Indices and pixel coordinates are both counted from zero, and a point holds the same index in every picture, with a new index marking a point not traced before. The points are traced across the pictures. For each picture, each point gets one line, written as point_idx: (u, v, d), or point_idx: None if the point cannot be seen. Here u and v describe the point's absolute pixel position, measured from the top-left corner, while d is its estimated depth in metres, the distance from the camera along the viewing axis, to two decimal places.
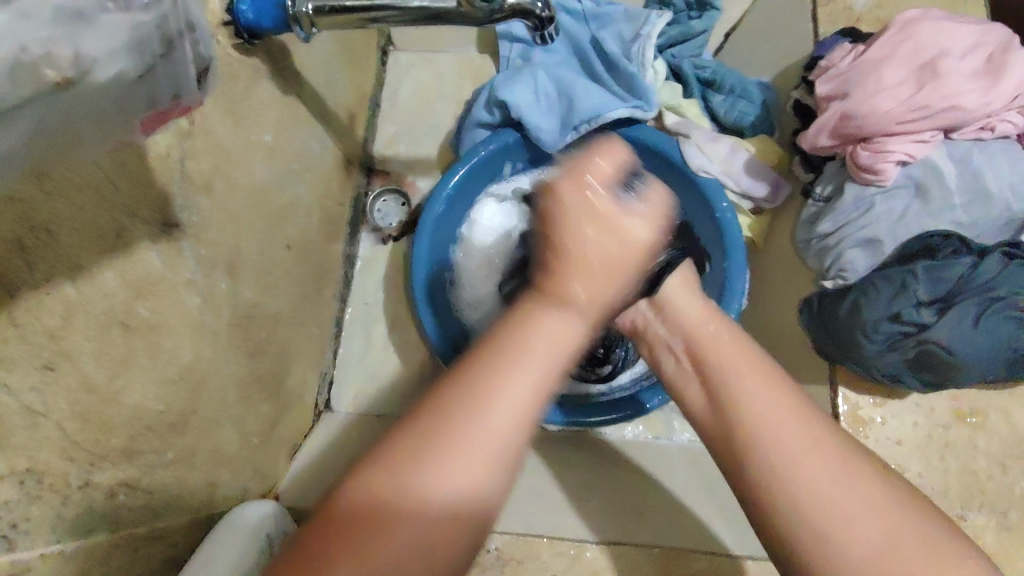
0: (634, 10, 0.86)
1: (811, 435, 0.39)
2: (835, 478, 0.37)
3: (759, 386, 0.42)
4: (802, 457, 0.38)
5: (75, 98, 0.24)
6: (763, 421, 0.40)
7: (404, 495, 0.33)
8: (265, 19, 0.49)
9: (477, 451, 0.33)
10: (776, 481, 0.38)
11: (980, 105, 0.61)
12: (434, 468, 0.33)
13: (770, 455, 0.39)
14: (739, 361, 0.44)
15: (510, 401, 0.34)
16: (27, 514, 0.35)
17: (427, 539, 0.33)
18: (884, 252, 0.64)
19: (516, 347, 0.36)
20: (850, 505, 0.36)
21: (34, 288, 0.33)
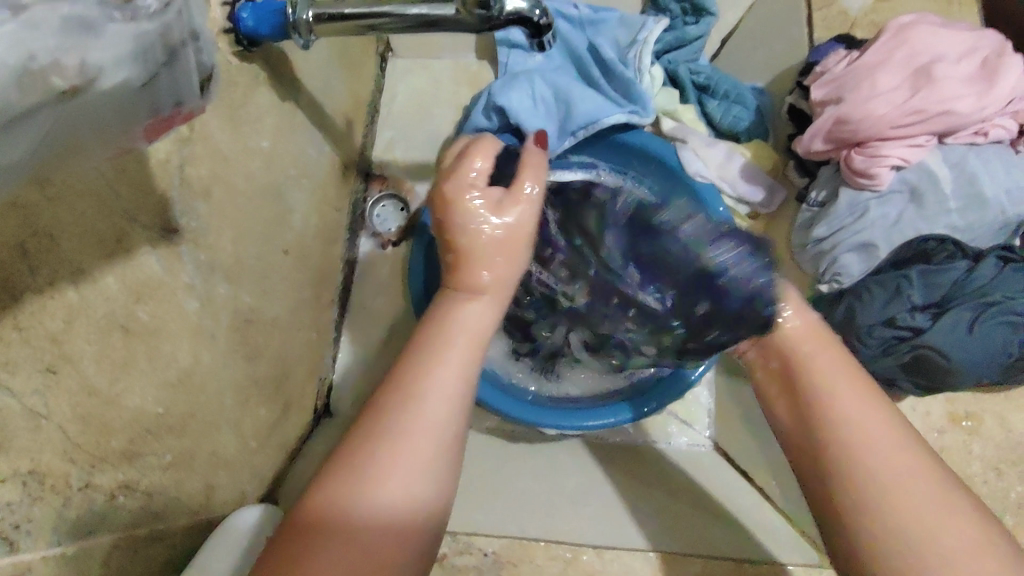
0: (630, 18, 0.87)
1: (895, 444, 0.42)
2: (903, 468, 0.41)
3: (846, 393, 0.46)
4: (889, 463, 0.42)
5: (80, 105, 0.24)
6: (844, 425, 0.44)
7: (355, 510, 0.37)
8: (264, 26, 0.50)
9: (412, 455, 0.39)
10: (858, 482, 0.42)
11: (974, 110, 0.62)
12: (375, 477, 0.38)
13: (858, 467, 0.42)
14: (837, 370, 0.49)
15: (433, 412, 0.40)
16: (29, 515, 0.35)
17: (380, 543, 0.37)
18: (879, 257, 0.65)
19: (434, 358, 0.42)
20: (935, 509, 0.39)
21: (37, 292, 0.34)
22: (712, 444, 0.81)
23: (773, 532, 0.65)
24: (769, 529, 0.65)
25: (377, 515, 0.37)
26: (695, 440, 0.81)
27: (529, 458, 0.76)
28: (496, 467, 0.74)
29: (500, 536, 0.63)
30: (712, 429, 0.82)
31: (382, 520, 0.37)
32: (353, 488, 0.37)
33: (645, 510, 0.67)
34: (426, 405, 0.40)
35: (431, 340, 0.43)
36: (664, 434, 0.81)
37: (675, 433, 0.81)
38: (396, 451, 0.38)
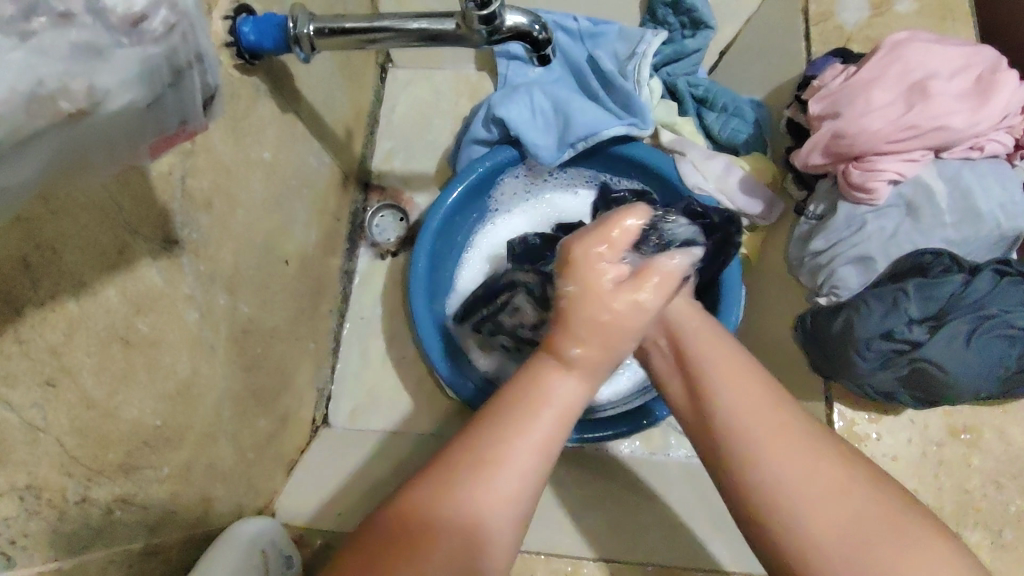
0: (629, 31, 0.88)
1: (796, 437, 0.41)
2: (809, 461, 0.40)
3: (738, 386, 0.44)
4: (800, 473, 0.40)
5: (85, 128, 0.24)
6: (738, 423, 0.42)
7: (455, 510, 0.39)
8: (267, 40, 0.50)
9: (505, 478, 0.40)
10: (761, 478, 0.40)
11: (968, 125, 0.63)
12: (470, 487, 0.39)
13: (750, 472, 0.41)
14: (721, 358, 0.46)
15: (529, 441, 0.41)
16: (26, 530, 0.35)
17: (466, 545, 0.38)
18: (877, 270, 0.65)
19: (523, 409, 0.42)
20: (812, 484, 0.39)
21: (39, 305, 0.34)
22: None
23: None
24: None
25: (467, 524, 0.39)
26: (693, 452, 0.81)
27: None
28: None
29: None
30: None
31: (467, 529, 0.39)
32: (456, 499, 0.39)
33: (642, 522, 0.66)
34: (517, 436, 0.41)
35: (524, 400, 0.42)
36: (663, 446, 0.81)
37: (674, 445, 0.81)
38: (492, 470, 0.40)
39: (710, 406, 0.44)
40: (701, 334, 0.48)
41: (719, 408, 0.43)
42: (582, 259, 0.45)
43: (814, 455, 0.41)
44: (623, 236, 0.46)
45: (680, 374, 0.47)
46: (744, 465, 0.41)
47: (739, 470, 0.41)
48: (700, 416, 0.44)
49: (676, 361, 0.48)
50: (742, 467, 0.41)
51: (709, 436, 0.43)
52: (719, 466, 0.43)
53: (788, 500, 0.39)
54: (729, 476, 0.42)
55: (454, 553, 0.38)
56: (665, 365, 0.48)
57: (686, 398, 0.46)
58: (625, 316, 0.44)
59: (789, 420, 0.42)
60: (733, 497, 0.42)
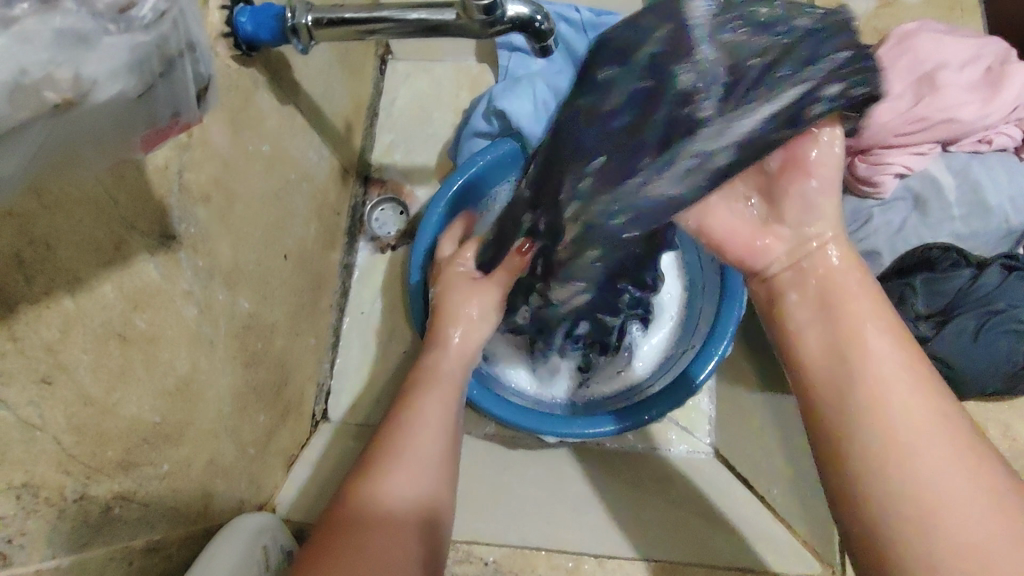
0: (632, 22, 0.87)
1: (926, 396, 0.38)
2: (939, 443, 0.36)
3: (880, 338, 0.41)
4: (922, 440, 0.37)
5: (73, 119, 0.24)
6: (879, 394, 0.39)
7: (380, 500, 0.44)
8: (264, 31, 0.49)
9: (413, 468, 0.46)
10: (880, 443, 0.37)
11: (978, 117, 0.62)
12: (392, 476, 0.45)
13: (874, 426, 0.38)
14: (864, 301, 0.43)
15: (432, 427, 0.49)
16: (23, 529, 0.34)
17: (407, 519, 0.44)
18: (883, 264, 0.64)
19: (418, 409, 0.50)
20: (938, 462, 0.36)
21: (33, 301, 0.33)
22: (713, 452, 0.80)
23: (775, 541, 0.64)
24: (772, 537, 0.65)
25: (394, 507, 0.44)
26: (696, 446, 0.81)
27: (530, 465, 0.75)
28: (494, 472, 0.73)
29: (501, 546, 0.63)
30: (713, 436, 0.81)
31: (405, 507, 0.44)
32: (379, 486, 0.44)
33: (646, 517, 0.67)
34: (419, 424, 0.49)
35: (416, 390, 0.53)
36: (665, 440, 0.80)
37: (675, 440, 0.81)
38: (403, 459, 0.46)
39: (854, 371, 0.40)
40: (866, 300, 0.43)
41: (863, 370, 0.40)
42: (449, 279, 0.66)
43: (946, 432, 0.37)
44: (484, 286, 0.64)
45: (816, 316, 0.44)
46: (862, 410, 0.39)
47: (878, 429, 0.38)
48: (832, 355, 0.42)
49: (817, 305, 0.44)
50: (868, 424, 0.38)
51: (812, 393, 0.42)
52: (832, 419, 0.40)
53: (924, 507, 0.35)
54: (839, 432, 0.39)
55: (395, 534, 0.42)
56: (803, 315, 0.44)
57: (820, 346, 0.42)
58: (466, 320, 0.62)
59: (933, 400, 0.38)
60: (832, 470, 0.39)
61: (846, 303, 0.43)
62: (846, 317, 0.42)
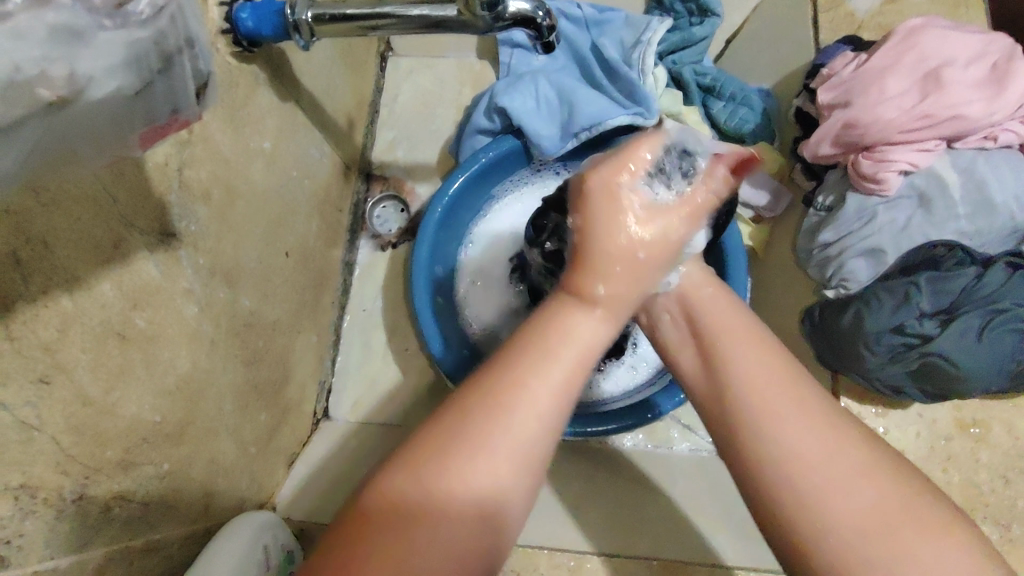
0: (635, 18, 0.86)
1: (802, 388, 0.39)
2: (818, 441, 0.37)
3: (746, 348, 0.42)
4: (799, 443, 0.37)
5: (69, 117, 0.23)
6: (758, 412, 0.38)
7: (447, 489, 0.34)
8: (266, 27, 0.49)
9: (501, 449, 0.35)
10: (776, 454, 0.37)
11: (984, 115, 0.61)
12: (472, 462, 0.34)
13: (755, 437, 0.38)
14: (731, 322, 0.44)
15: (539, 401, 0.36)
16: (21, 530, 0.34)
17: (478, 522, 0.34)
18: (887, 262, 0.63)
19: (514, 375, 0.36)
20: (814, 462, 0.36)
21: (30, 300, 0.33)
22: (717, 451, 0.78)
23: None
24: None
25: (457, 501, 0.34)
26: (698, 445, 0.79)
27: None
28: None
29: None
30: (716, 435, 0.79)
31: (473, 499, 0.34)
32: (461, 480, 0.34)
33: (648, 514, 0.66)
34: (523, 396, 0.36)
35: (526, 347, 0.38)
36: (665, 439, 0.79)
37: (676, 439, 0.79)
38: (491, 435, 0.35)
39: (730, 391, 0.40)
40: (738, 331, 0.43)
41: (740, 383, 0.40)
42: (598, 190, 0.43)
43: (827, 429, 0.37)
44: (641, 166, 0.44)
45: (692, 343, 0.45)
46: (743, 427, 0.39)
47: (767, 440, 0.38)
48: (713, 389, 0.42)
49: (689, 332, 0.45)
50: (756, 441, 0.38)
51: (721, 407, 0.41)
52: (732, 435, 0.39)
53: (814, 513, 0.35)
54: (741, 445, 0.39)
55: (469, 526, 0.34)
56: (678, 338, 0.46)
57: (701, 373, 0.43)
58: (648, 241, 0.42)
59: (800, 391, 0.39)
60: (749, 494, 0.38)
61: (724, 333, 0.43)
62: (723, 343, 0.42)
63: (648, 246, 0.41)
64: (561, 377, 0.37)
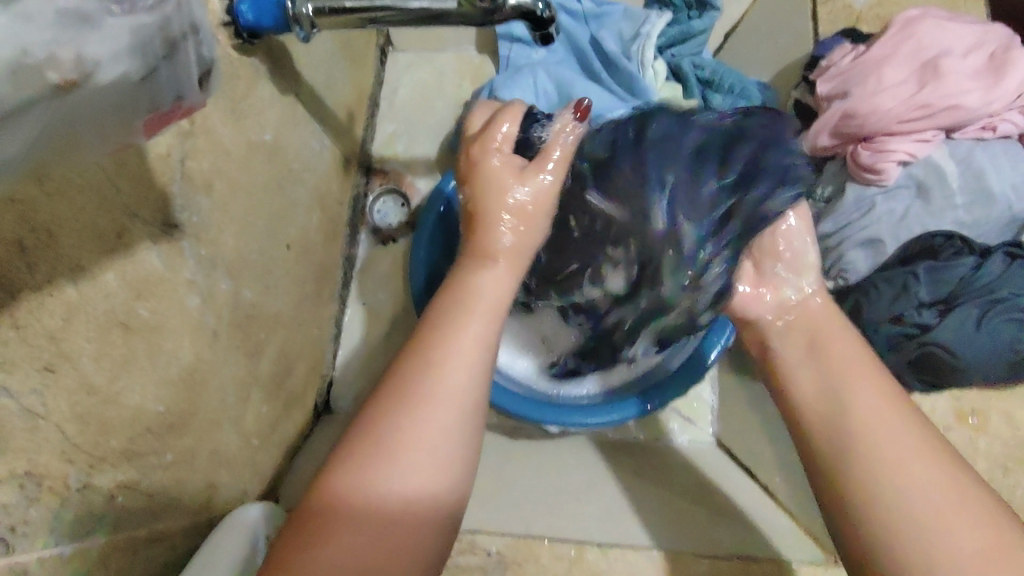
0: (634, 11, 0.86)
1: (932, 458, 0.42)
2: (926, 477, 0.41)
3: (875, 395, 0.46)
4: (917, 479, 0.41)
5: (77, 102, 0.24)
6: (866, 435, 0.44)
7: (375, 493, 0.37)
8: (265, 18, 0.49)
9: (423, 451, 0.39)
10: (885, 494, 0.42)
11: (981, 104, 0.62)
12: (390, 468, 0.38)
13: (877, 476, 0.42)
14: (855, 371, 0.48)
15: (451, 380, 0.41)
16: (26, 517, 0.34)
17: (396, 513, 0.37)
18: (886, 252, 0.64)
19: (431, 369, 0.41)
20: (933, 501, 0.40)
21: (35, 289, 0.33)
22: (715, 440, 0.82)
23: (778, 531, 0.64)
24: (775, 527, 0.65)
25: (398, 507, 0.37)
26: (696, 436, 0.82)
27: (530, 455, 0.76)
28: (499, 463, 0.73)
29: (503, 535, 0.62)
30: (716, 425, 0.82)
31: (409, 505, 0.38)
32: (376, 484, 0.37)
33: (651, 505, 0.67)
34: (435, 384, 0.40)
35: (432, 332, 0.43)
36: (665, 432, 0.81)
37: (677, 430, 0.82)
38: (409, 446, 0.38)
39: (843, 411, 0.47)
40: (854, 359, 0.49)
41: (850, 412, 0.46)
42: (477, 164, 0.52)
43: (943, 474, 0.41)
44: (502, 141, 0.53)
45: (809, 366, 0.51)
46: (861, 454, 0.44)
47: (890, 471, 0.42)
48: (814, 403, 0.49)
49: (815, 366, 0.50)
50: (871, 474, 0.43)
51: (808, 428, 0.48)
52: (848, 475, 0.44)
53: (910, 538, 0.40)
54: (852, 470, 0.44)
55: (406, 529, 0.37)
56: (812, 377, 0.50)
57: (815, 395, 0.49)
58: (532, 205, 0.50)
59: (925, 447, 0.43)
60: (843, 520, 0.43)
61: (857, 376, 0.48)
62: (852, 381, 0.48)
63: (531, 198, 0.50)
64: (463, 366, 0.41)
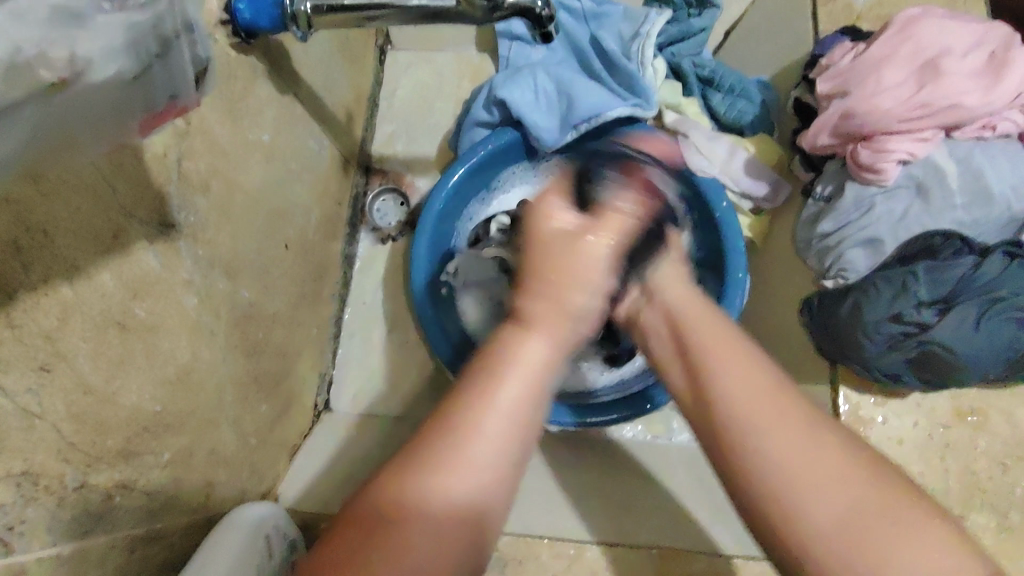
0: (634, 10, 0.86)
1: (790, 408, 0.39)
2: (799, 439, 0.37)
3: (732, 357, 0.42)
4: (784, 443, 0.37)
5: (68, 101, 0.23)
6: (742, 413, 0.39)
7: (439, 497, 0.34)
8: (263, 19, 0.49)
9: (480, 459, 0.36)
10: (757, 461, 0.37)
11: (981, 104, 0.61)
12: (449, 474, 0.35)
13: (749, 439, 0.38)
14: (711, 333, 0.44)
15: (501, 402, 0.37)
16: (23, 516, 0.34)
17: (456, 525, 0.35)
18: (885, 252, 0.64)
19: (485, 389, 0.37)
20: (810, 465, 0.36)
21: (30, 289, 0.33)
22: None
23: None
24: None
25: (449, 513, 0.34)
26: None
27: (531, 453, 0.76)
28: None
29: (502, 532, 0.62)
30: None
31: (461, 511, 0.35)
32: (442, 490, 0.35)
33: (648, 503, 0.67)
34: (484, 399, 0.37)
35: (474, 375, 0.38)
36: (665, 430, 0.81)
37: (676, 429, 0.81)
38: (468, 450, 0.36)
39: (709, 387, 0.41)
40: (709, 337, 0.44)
41: (716, 387, 0.41)
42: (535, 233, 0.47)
43: (813, 438, 0.37)
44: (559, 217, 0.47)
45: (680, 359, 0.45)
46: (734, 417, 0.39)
47: (731, 432, 0.39)
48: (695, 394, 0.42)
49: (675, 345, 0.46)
50: (741, 430, 0.39)
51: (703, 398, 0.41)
52: (723, 439, 0.39)
53: (792, 504, 0.36)
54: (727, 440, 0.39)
55: (452, 539, 0.34)
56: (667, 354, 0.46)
57: (687, 377, 0.43)
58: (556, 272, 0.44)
59: (787, 404, 0.39)
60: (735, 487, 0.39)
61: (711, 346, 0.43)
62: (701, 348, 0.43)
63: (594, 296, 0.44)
64: (519, 392, 0.38)
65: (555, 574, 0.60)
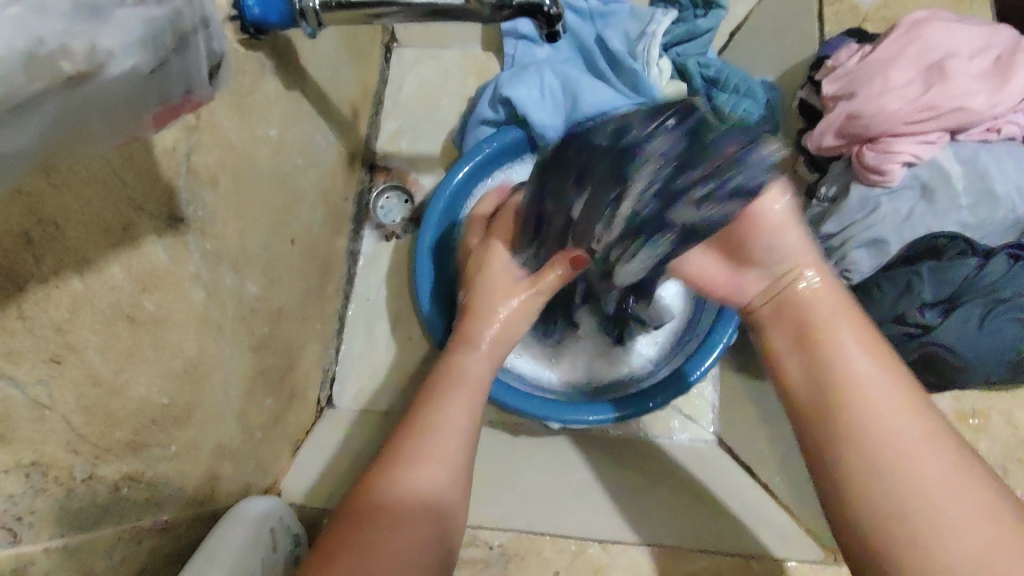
0: (639, 10, 0.87)
1: (930, 441, 0.40)
2: (933, 466, 0.38)
3: (871, 373, 0.43)
4: (922, 468, 0.38)
5: (87, 93, 0.24)
6: (874, 431, 0.40)
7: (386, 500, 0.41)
8: (272, 13, 0.49)
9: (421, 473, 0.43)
10: (887, 483, 0.39)
11: (987, 106, 0.62)
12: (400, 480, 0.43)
13: (869, 457, 0.40)
14: (870, 361, 0.44)
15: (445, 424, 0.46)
16: (32, 507, 0.35)
17: (400, 532, 0.40)
18: (889, 253, 0.64)
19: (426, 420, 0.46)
20: (932, 488, 0.37)
21: (42, 281, 0.33)
22: (716, 440, 0.82)
23: (775, 527, 0.65)
24: (772, 524, 0.65)
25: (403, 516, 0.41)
26: (697, 434, 0.82)
27: (535, 450, 0.77)
28: (501, 458, 0.74)
29: (505, 530, 0.62)
30: (716, 425, 0.83)
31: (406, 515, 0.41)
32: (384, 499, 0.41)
33: (649, 501, 0.68)
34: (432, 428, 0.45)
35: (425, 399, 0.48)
36: (667, 429, 0.82)
37: (678, 428, 0.82)
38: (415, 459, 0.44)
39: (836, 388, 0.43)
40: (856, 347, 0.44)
41: (858, 402, 0.42)
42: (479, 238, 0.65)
43: (953, 471, 0.38)
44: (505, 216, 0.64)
45: (801, 353, 0.47)
46: (854, 426, 0.41)
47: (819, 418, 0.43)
48: (819, 386, 0.44)
49: (796, 339, 0.47)
50: (869, 453, 0.40)
51: (830, 404, 0.43)
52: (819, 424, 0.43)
53: (910, 520, 0.37)
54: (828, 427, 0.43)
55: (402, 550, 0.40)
56: (788, 343, 0.47)
57: (806, 380, 0.45)
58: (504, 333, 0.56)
59: (926, 431, 0.40)
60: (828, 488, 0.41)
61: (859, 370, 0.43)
62: (845, 368, 0.43)
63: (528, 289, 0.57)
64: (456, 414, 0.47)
65: (558, 569, 0.61)
